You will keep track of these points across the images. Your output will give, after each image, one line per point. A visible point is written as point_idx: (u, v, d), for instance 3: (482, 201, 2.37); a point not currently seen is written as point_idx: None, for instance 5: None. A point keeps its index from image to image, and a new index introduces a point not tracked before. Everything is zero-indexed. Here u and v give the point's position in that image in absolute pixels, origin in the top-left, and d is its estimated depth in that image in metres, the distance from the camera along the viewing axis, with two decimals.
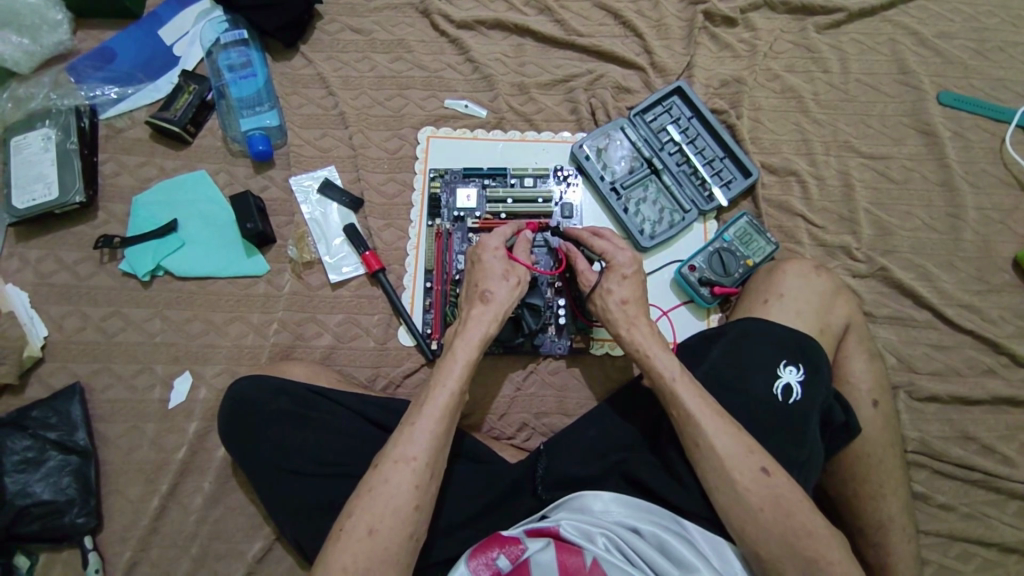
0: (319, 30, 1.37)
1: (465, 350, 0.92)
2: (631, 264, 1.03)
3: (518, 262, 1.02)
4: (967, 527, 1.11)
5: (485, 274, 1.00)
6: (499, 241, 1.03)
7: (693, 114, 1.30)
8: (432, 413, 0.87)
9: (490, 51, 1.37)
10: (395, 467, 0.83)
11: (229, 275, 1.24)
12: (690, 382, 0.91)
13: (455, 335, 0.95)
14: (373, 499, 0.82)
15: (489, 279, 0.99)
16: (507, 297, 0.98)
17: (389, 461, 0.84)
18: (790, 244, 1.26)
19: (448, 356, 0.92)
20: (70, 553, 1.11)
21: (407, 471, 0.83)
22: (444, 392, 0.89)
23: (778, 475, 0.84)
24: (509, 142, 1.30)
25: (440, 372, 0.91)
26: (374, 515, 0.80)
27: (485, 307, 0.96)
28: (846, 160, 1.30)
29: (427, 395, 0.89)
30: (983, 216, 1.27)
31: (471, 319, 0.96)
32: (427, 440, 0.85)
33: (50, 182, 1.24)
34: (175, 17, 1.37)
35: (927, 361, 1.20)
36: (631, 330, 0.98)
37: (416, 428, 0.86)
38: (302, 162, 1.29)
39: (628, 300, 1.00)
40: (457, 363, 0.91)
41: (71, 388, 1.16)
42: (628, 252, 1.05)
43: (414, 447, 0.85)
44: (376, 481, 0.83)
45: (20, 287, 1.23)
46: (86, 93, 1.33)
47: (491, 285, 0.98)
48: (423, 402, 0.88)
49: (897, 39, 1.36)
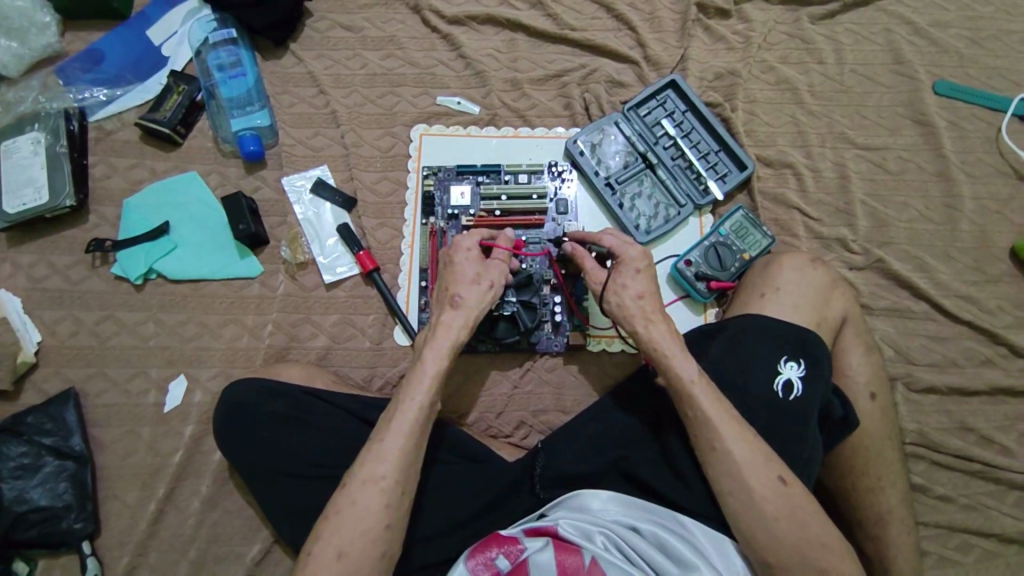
0: (309, 27, 1.36)
1: (433, 361, 0.91)
2: (642, 258, 1.01)
3: (492, 264, 1.01)
4: (966, 518, 1.11)
5: (455, 278, 0.98)
6: (472, 242, 1.02)
7: (688, 107, 1.29)
8: (400, 428, 0.86)
9: (482, 46, 1.36)
10: (364, 487, 0.83)
11: (223, 277, 1.23)
12: (707, 383, 0.90)
13: (425, 343, 0.94)
14: (342, 520, 0.81)
15: (460, 284, 0.98)
16: (477, 302, 0.97)
17: (357, 481, 0.83)
18: (786, 238, 1.25)
19: (417, 368, 0.91)
20: (68, 558, 1.11)
21: (376, 491, 0.83)
22: (412, 405, 0.88)
23: (773, 466, 0.85)
24: (503, 138, 1.29)
25: (409, 385, 0.90)
26: (343, 537, 0.80)
27: (454, 314, 0.95)
28: (842, 151, 1.29)
29: (395, 408, 0.88)
30: (980, 206, 1.26)
31: (439, 328, 0.94)
32: (396, 457, 0.85)
33: (40, 186, 1.22)
34: (163, 16, 1.36)
35: (925, 352, 1.19)
36: (648, 326, 0.95)
37: (384, 445, 0.85)
38: (294, 162, 1.28)
39: (642, 295, 0.98)
40: (425, 374, 0.90)
41: (66, 393, 1.16)
42: (638, 246, 1.03)
43: (381, 465, 0.84)
44: (343, 502, 0.83)
45: (13, 292, 1.23)
46: (75, 95, 1.32)
47: (462, 290, 0.97)
48: (390, 418, 0.88)
49: (892, 28, 1.35)
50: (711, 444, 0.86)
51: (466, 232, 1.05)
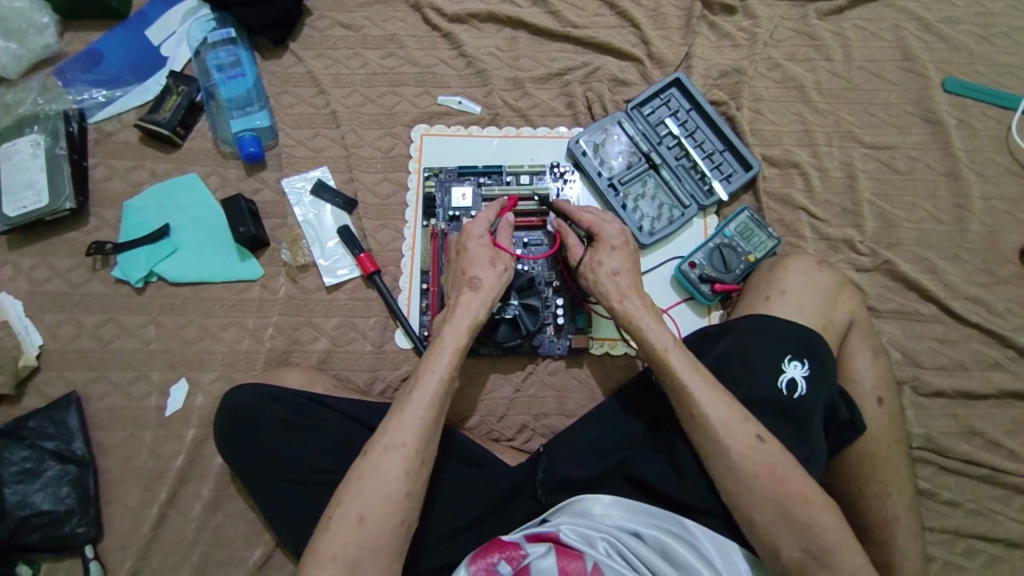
0: (309, 27, 1.35)
1: (454, 337, 0.92)
2: (621, 237, 1.04)
3: (503, 249, 1.02)
4: (973, 523, 1.09)
5: (472, 259, 0.99)
6: (483, 228, 1.03)
7: (692, 106, 1.27)
8: (422, 400, 0.87)
9: (484, 44, 1.34)
10: (385, 454, 0.82)
11: (224, 279, 1.22)
12: (682, 352, 0.91)
13: (444, 321, 0.95)
14: (363, 486, 0.81)
15: (477, 265, 0.98)
16: (496, 283, 0.98)
17: (379, 448, 0.83)
18: (792, 239, 1.23)
19: (437, 343, 0.92)
20: (71, 561, 1.11)
21: (397, 457, 0.82)
22: (434, 376, 0.88)
23: (749, 425, 0.85)
24: (504, 138, 1.27)
25: (432, 357, 0.90)
26: (363, 502, 0.80)
27: (472, 293, 0.96)
28: (849, 150, 1.27)
29: (417, 379, 0.89)
30: (989, 206, 1.24)
31: (459, 306, 0.95)
32: (419, 426, 0.85)
33: (40, 188, 1.22)
34: (161, 16, 1.34)
35: (933, 355, 1.18)
36: (623, 301, 0.98)
37: (405, 414, 0.85)
38: (294, 163, 1.27)
39: (620, 272, 1.01)
40: (446, 350, 0.91)
41: (68, 397, 1.16)
42: (617, 225, 1.07)
43: (403, 433, 0.84)
44: (365, 468, 0.82)
45: (14, 296, 1.22)
46: (74, 97, 1.31)
47: (480, 272, 0.98)
48: (412, 389, 0.88)
49: (901, 24, 1.33)
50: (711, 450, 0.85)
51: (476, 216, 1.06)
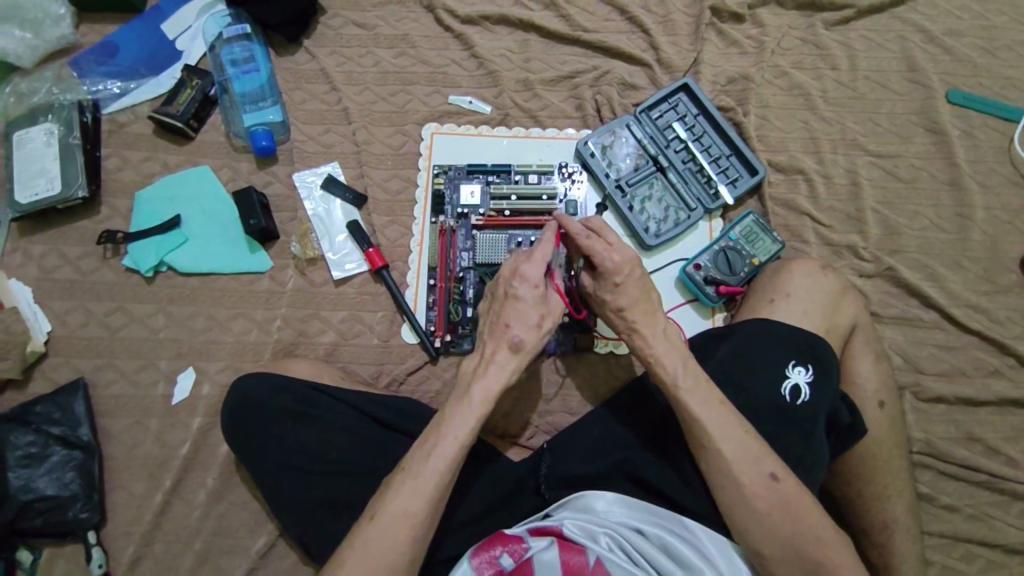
0: (322, 24, 1.36)
1: (482, 402, 0.88)
2: (622, 273, 0.93)
3: (553, 296, 0.93)
4: (971, 528, 1.10)
5: (515, 313, 0.91)
6: (538, 273, 0.92)
7: (699, 111, 1.28)
8: (437, 471, 0.85)
9: (495, 46, 1.36)
10: (393, 523, 0.82)
11: (233, 271, 1.23)
12: (704, 388, 0.89)
13: (473, 378, 0.89)
14: (366, 553, 0.81)
15: (517, 319, 0.91)
16: (536, 344, 0.91)
17: (388, 516, 0.83)
18: (796, 244, 1.25)
19: (463, 406, 0.88)
20: (74, 547, 1.12)
21: (405, 529, 0.82)
22: (453, 444, 0.86)
23: (755, 447, 0.87)
24: (513, 138, 1.29)
25: (454, 421, 0.87)
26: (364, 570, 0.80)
27: (506, 351, 0.90)
28: (854, 158, 1.29)
29: (435, 445, 0.86)
30: (991, 216, 1.26)
31: (492, 363, 0.90)
32: (430, 498, 0.84)
33: (53, 177, 1.23)
34: (177, 11, 1.36)
35: (934, 361, 1.19)
36: (631, 335, 0.94)
37: (419, 483, 0.84)
38: (305, 158, 1.29)
39: (625, 309, 0.94)
40: (470, 416, 0.87)
41: (75, 383, 1.17)
42: (619, 258, 0.94)
43: (415, 504, 0.83)
44: (371, 533, 0.82)
45: (24, 282, 1.23)
46: (89, 88, 1.32)
47: (519, 332, 0.90)
48: (429, 455, 0.86)
49: (906, 36, 1.35)
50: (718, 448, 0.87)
51: (530, 249, 0.95)
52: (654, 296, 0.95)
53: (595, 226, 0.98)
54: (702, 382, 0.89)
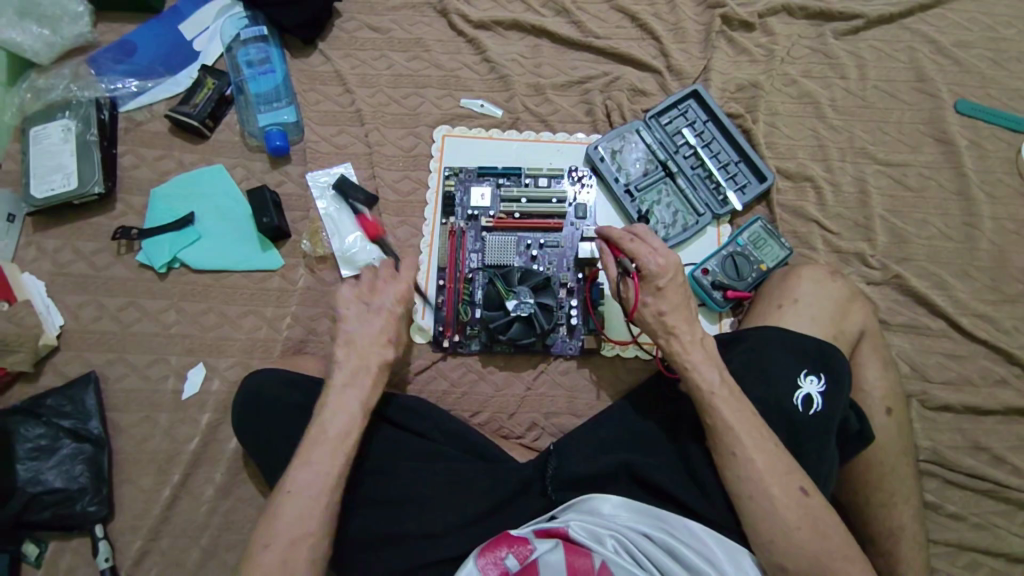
0: (337, 27, 1.38)
1: (352, 411, 0.93)
2: (664, 274, 0.96)
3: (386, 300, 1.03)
4: (976, 537, 1.10)
5: (367, 327, 1.00)
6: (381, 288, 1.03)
7: (709, 118, 1.30)
8: (322, 486, 0.88)
9: (507, 51, 1.37)
10: (292, 544, 0.84)
11: (245, 268, 1.25)
12: (730, 397, 0.90)
13: (338, 390, 0.95)
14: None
15: (369, 331, 1.00)
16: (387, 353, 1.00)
17: (285, 538, 0.84)
18: (804, 250, 1.25)
19: (334, 418, 0.93)
20: (80, 540, 1.12)
21: (304, 548, 0.84)
22: (334, 458, 0.90)
23: (768, 458, 0.86)
24: (524, 142, 1.30)
25: (326, 435, 0.91)
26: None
27: (365, 364, 0.97)
28: (862, 166, 1.30)
29: (316, 460, 0.89)
30: (999, 226, 1.26)
31: (355, 376, 0.96)
32: (322, 513, 0.87)
33: (70, 172, 1.25)
34: (194, 12, 1.38)
35: (941, 369, 1.19)
36: (669, 339, 0.95)
37: (306, 500, 0.87)
38: (318, 158, 1.30)
39: (666, 312, 0.95)
40: (337, 426, 0.92)
41: (87, 376, 1.18)
42: (663, 259, 0.97)
43: (309, 522, 0.85)
44: (268, 556, 0.83)
45: (38, 277, 1.25)
46: (107, 86, 1.34)
47: (372, 345, 0.99)
48: (311, 471, 0.88)
49: (916, 47, 1.36)
50: (732, 450, 0.87)
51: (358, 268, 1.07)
52: (693, 302, 0.98)
53: (638, 232, 1.01)
54: (736, 395, 0.90)
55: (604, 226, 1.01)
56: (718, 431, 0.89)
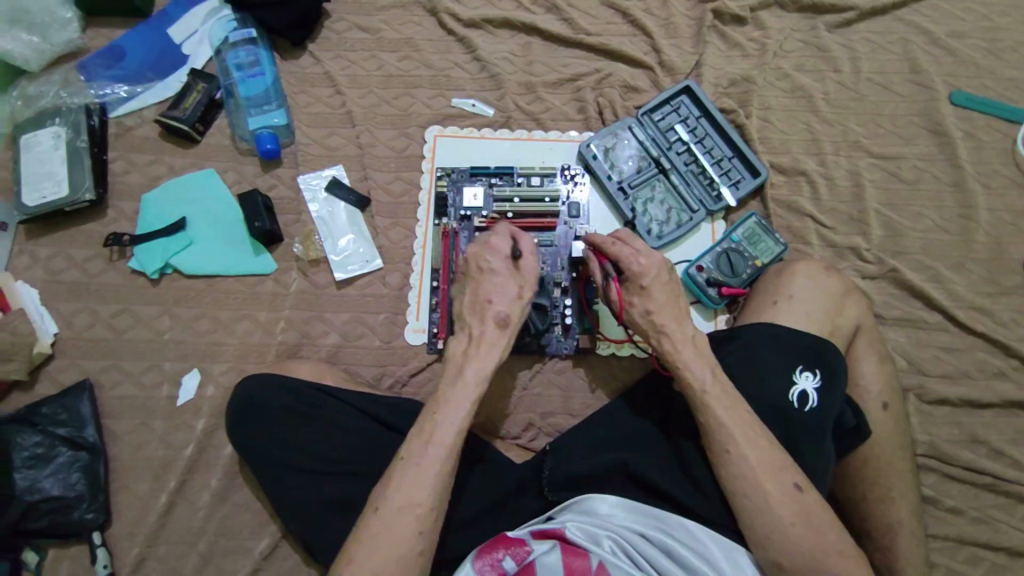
0: (327, 29, 1.37)
1: (476, 380, 0.90)
2: (648, 273, 0.97)
3: (525, 272, 0.98)
4: (974, 530, 1.10)
5: (494, 288, 0.96)
6: (507, 246, 0.99)
7: (701, 113, 1.29)
8: (437, 456, 0.85)
9: (498, 49, 1.36)
10: (399, 513, 0.81)
11: (238, 273, 1.24)
12: (723, 395, 0.89)
13: (463, 358, 0.92)
14: (376, 546, 0.79)
15: (496, 292, 0.95)
16: (517, 319, 0.95)
17: (394, 507, 0.82)
18: (799, 245, 1.25)
19: (455, 388, 0.89)
20: (78, 548, 1.12)
21: (412, 517, 0.81)
22: (449, 430, 0.86)
23: (762, 456, 0.86)
24: (516, 140, 1.30)
25: (450, 404, 0.88)
26: (376, 562, 0.78)
27: (495, 329, 0.93)
28: (857, 160, 1.29)
29: (434, 430, 0.86)
30: (995, 217, 1.25)
31: (480, 342, 0.92)
32: (433, 484, 0.83)
33: (60, 179, 1.24)
34: (183, 15, 1.38)
35: (938, 363, 1.19)
36: (659, 338, 0.95)
37: (420, 470, 0.84)
38: (309, 161, 1.30)
39: (654, 311, 0.96)
40: (464, 392, 0.89)
41: (81, 384, 1.17)
42: (648, 258, 0.98)
43: (418, 492, 0.82)
44: (377, 525, 0.81)
45: (31, 285, 1.24)
46: (96, 91, 1.34)
47: (501, 304, 0.95)
48: (427, 440, 0.86)
49: (910, 38, 1.35)
50: (725, 448, 0.87)
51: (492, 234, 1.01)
52: (682, 301, 0.98)
53: (621, 236, 1.03)
54: (729, 393, 0.90)
55: (586, 234, 1.04)
56: (712, 430, 0.88)
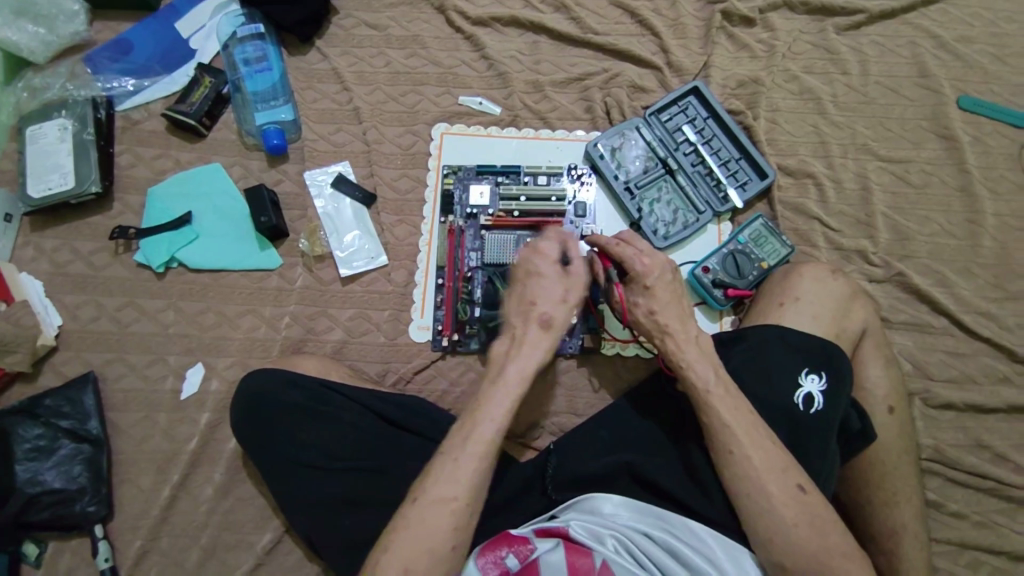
0: (334, 24, 1.37)
1: (518, 381, 0.89)
2: (650, 272, 0.97)
3: (577, 275, 0.97)
4: (978, 535, 1.10)
5: (541, 288, 0.96)
6: (556, 251, 0.98)
7: (709, 114, 1.29)
8: (474, 452, 0.85)
9: (505, 48, 1.36)
10: (434, 505, 0.81)
11: (243, 268, 1.24)
12: (727, 394, 0.89)
13: (507, 359, 0.92)
14: (409, 537, 0.80)
15: (542, 295, 0.95)
16: (562, 322, 0.94)
17: (429, 499, 0.82)
18: (805, 248, 1.24)
19: (498, 384, 0.90)
20: (80, 541, 1.12)
21: (447, 511, 0.81)
22: (488, 428, 0.86)
23: (767, 458, 0.85)
24: (523, 139, 1.30)
25: (491, 400, 0.88)
26: (409, 553, 0.79)
27: (541, 332, 0.93)
28: (864, 163, 1.29)
29: (474, 425, 0.87)
30: (1002, 223, 1.25)
31: (524, 344, 0.92)
32: (469, 479, 0.83)
33: (67, 171, 1.24)
34: (191, 10, 1.37)
35: (943, 368, 1.18)
36: (664, 339, 0.94)
37: (458, 465, 0.84)
38: (316, 157, 1.29)
39: (658, 310, 0.95)
40: (507, 392, 0.89)
41: (85, 376, 1.17)
42: (651, 258, 0.98)
43: (455, 487, 0.83)
44: (412, 517, 0.81)
45: (35, 277, 1.24)
46: (103, 84, 1.34)
47: (547, 306, 0.94)
48: (467, 436, 0.86)
49: (918, 42, 1.35)
50: (729, 448, 0.87)
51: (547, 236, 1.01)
52: (686, 301, 0.97)
53: (625, 237, 1.03)
54: (734, 393, 0.90)
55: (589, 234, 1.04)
56: (717, 431, 0.88)
